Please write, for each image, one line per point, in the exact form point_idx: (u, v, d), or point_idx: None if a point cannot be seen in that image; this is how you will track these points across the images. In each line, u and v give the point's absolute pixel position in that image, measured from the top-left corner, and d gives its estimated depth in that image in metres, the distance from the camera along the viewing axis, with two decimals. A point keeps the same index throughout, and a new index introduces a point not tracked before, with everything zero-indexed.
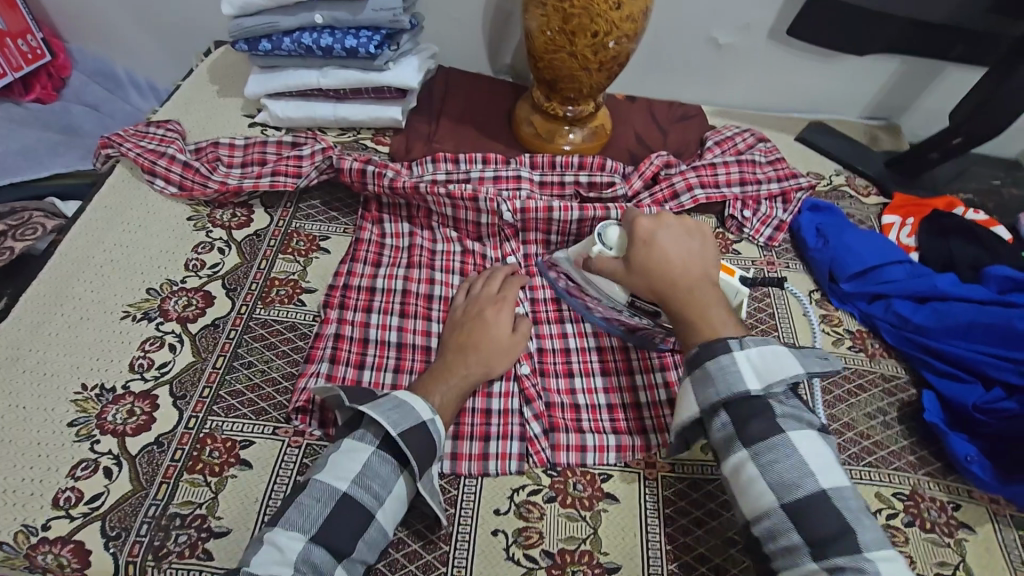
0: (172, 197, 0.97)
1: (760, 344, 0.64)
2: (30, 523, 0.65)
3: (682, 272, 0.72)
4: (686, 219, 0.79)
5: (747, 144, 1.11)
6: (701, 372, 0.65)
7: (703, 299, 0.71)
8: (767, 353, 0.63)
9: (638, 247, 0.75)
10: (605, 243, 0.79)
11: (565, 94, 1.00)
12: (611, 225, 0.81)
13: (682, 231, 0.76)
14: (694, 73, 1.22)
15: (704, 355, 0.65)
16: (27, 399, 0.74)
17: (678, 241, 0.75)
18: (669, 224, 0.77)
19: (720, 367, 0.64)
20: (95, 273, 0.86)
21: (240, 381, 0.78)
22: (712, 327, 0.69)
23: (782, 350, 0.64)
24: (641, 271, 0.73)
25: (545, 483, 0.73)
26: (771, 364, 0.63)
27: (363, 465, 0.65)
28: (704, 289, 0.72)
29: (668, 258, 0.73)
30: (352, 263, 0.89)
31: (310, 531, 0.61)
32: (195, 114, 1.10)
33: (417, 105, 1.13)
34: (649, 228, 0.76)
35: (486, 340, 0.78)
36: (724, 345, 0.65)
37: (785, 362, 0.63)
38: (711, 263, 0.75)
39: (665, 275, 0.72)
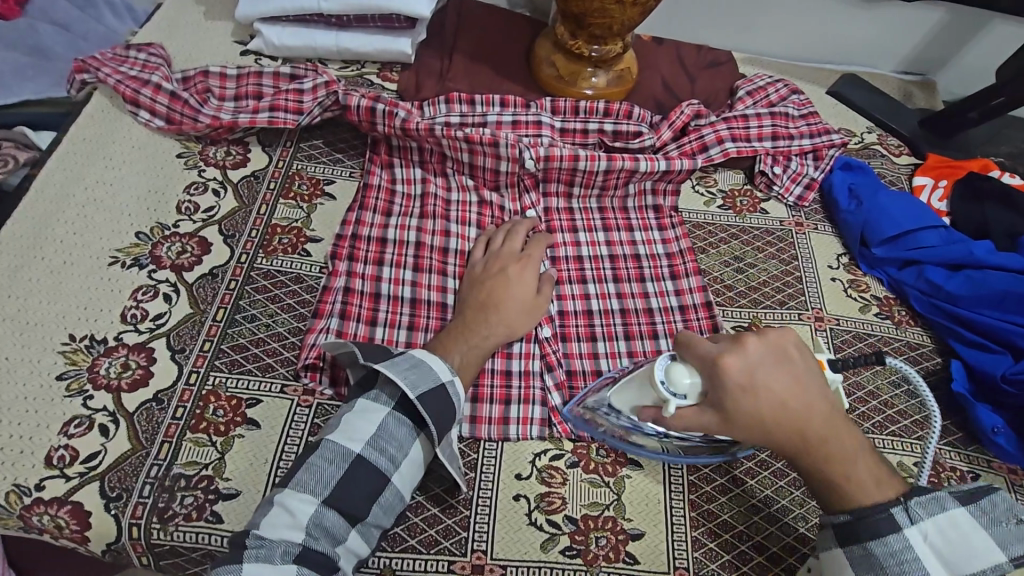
0: (159, 131, 0.88)
1: (930, 509, 0.53)
2: (22, 482, 0.61)
3: (808, 425, 0.55)
4: (772, 332, 0.58)
5: (779, 96, 1.04)
6: (862, 553, 0.53)
7: (841, 454, 0.55)
8: (943, 525, 0.52)
9: (739, 396, 0.55)
10: (674, 390, 0.58)
11: (593, 31, 0.92)
12: (675, 364, 0.58)
13: (778, 357, 0.56)
14: (725, 14, 1.13)
15: (864, 527, 0.53)
16: (9, 350, 0.68)
17: (785, 381, 0.56)
18: (760, 350, 0.56)
19: (889, 552, 0.52)
20: (77, 213, 0.79)
21: (243, 335, 0.73)
22: (862, 487, 0.55)
23: (960, 516, 0.53)
24: (752, 427, 0.55)
25: (567, 448, 0.71)
26: (956, 544, 0.52)
27: (378, 427, 0.61)
28: (839, 437, 0.56)
29: (783, 404, 0.55)
30: (361, 211, 0.82)
31: (323, 493, 0.58)
32: (179, 37, 0.99)
33: (428, 38, 1.03)
34: (744, 368, 0.55)
35: (509, 300, 0.74)
36: (888, 518, 0.53)
37: (970, 538, 0.52)
38: (826, 390, 0.57)
39: (792, 435, 0.55)
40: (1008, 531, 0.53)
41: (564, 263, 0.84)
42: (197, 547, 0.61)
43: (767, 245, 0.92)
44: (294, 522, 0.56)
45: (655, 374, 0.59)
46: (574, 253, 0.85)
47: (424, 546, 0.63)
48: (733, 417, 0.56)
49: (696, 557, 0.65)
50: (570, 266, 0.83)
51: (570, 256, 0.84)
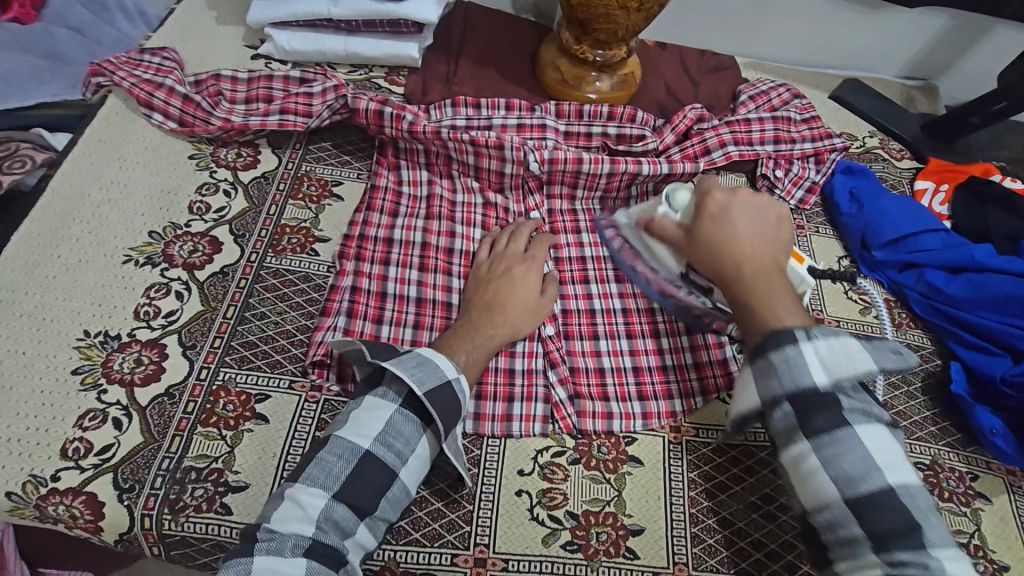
0: (172, 133, 0.90)
1: (827, 334, 0.57)
2: (38, 473, 0.63)
3: (749, 254, 0.65)
4: (764, 200, 0.71)
5: (782, 100, 1.05)
6: (763, 362, 0.58)
7: (768, 286, 0.63)
8: (834, 342, 0.56)
9: (705, 219, 0.70)
10: (671, 206, 0.76)
11: (597, 36, 0.93)
12: (682, 189, 0.77)
13: (756, 208, 0.70)
14: (728, 19, 1.14)
15: (769, 341, 0.58)
16: (26, 345, 0.70)
17: (751, 221, 0.68)
18: (745, 197, 0.70)
19: (785, 360, 0.56)
20: (92, 212, 0.81)
21: (253, 332, 0.75)
22: (779, 317, 0.61)
23: (850, 342, 0.57)
24: (706, 246, 0.68)
25: (569, 445, 0.72)
26: (841, 359, 0.56)
27: (386, 423, 0.63)
28: (772, 278, 0.64)
29: (736, 235, 0.66)
30: (368, 211, 0.84)
31: (332, 487, 0.59)
32: (191, 42, 1.01)
33: (434, 43, 1.05)
34: (722, 202, 0.70)
35: (512, 300, 0.75)
36: (790, 335, 0.57)
37: (855, 355, 0.56)
38: (782, 250, 0.67)
39: (731, 256, 0.65)
40: (886, 356, 0.57)
41: (567, 264, 0.85)
42: (207, 538, 0.62)
43: None
44: (304, 516, 0.58)
45: (664, 195, 0.78)
46: (577, 255, 0.86)
47: (428, 540, 0.64)
48: (694, 238, 0.70)
49: (696, 553, 0.66)
50: (573, 267, 0.85)
51: (573, 257, 0.86)
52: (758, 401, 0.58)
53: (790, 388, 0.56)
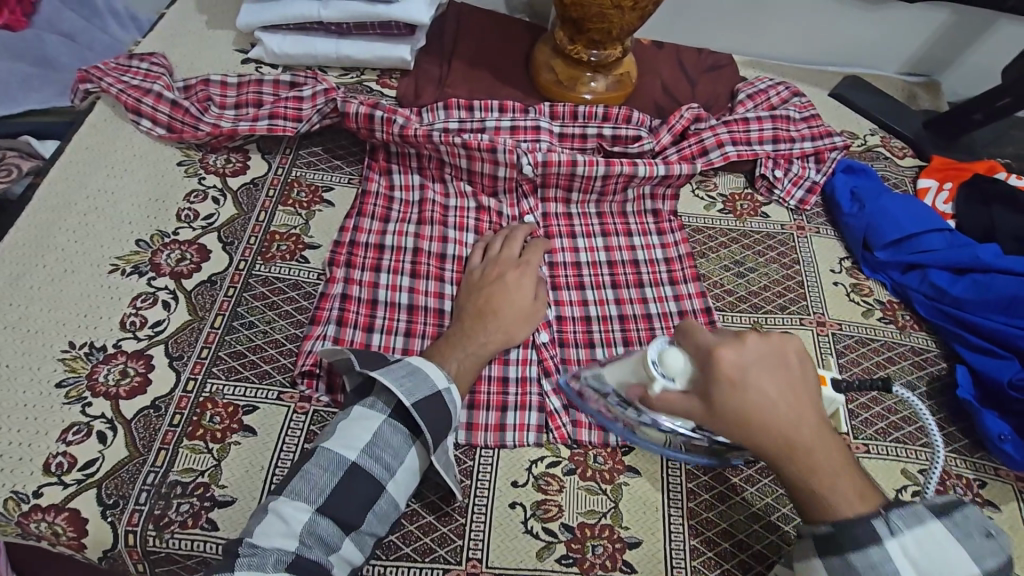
0: (160, 139, 0.89)
1: (909, 521, 0.51)
2: (20, 489, 0.61)
3: (795, 431, 0.52)
4: (776, 335, 0.56)
5: (781, 98, 1.03)
6: (841, 564, 0.51)
7: (829, 464, 0.52)
8: (920, 537, 0.50)
9: (724, 389, 0.53)
10: (665, 372, 0.57)
11: (591, 35, 0.91)
12: (669, 347, 0.58)
13: (774, 360, 0.54)
14: (726, 17, 1.12)
15: (844, 540, 0.51)
16: (10, 357, 0.69)
17: (778, 387, 0.53)
18: (758, 350, 0.54)
19: (869, 564, 0.50)
20: (79, 221, 0.80)
21: (241, 342, 0.73)
22: (842, 500, 0.52)
23: (940, 531, 0.50)
24: (736, 427, 0.53)
25: (564, 455, 0.70)
26: (935, 558, 0.50)
27: (374, 434, 0.61)
28: (824, 450, 0.53)
29: (772, 409, 0.52)
30: (359, 217, 0.83)
31: (317, 501, 0.58)
32: (181, 46, 1.00)
33: (427, 44, 1.03)
34: (737, 362, 0.54)
35: (505, 307, 0.74)
36: (868, 530, 0.50)
37: (947, 550, 0.50)
38: (818, 399, 0.55)
39: (775, 439, 0.52)
40: (981, 543, 0.51)
41: (562, 269, 0.83)
42: (192, 554, 0.61)
43: (767, 249, 0.91)
44: (286, 530, 0.56)
45: (648, 357, 0.59)
46: (572, 259, 0.84)
47: (419, 554, 0.63)
48: (719, 413, 0.53)
49: (695, 566, 0.65)
50: (568, 272, 0.83)
51: (568, 262, 0.84)
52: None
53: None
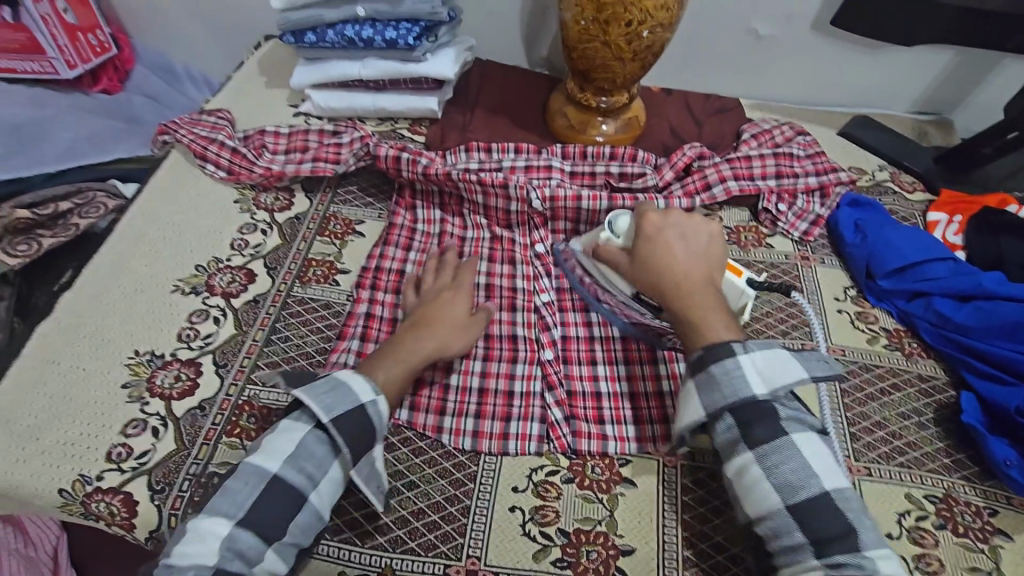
0: (221, 181, 1.02)
1: (759, 344, 0.66)
2: (86, 473, 0.71)
3: (686, 274, 0.73)
4: (702, 225, 0.79)
5: (785, 137, 1.09)
6: (706, 377, 0.65)
7: (705, 304, 0.70)
8: (767, 355, 0.65)
9: (643, 239, 0.77)
10: (614, 231, 0.83)
11: (599, 84, 1.00)
12: (622, 215, 0.84)
13: (687, 230, 0.78)
14: (732, 65, 1.19)
15: (708, 357, 0.65)
16: (87, 361, 0.80)
17: (681, 244, 0.76)
18: (678, 224, 0.78)
19: (725, 373, 0.64)
20: (150, 249, 0.93)
21: (276, 353, 0.83)
22: (714, 331, 0.68)
23: (782, 353, 0.65)
24: (643, 266, 0.75)
25: (563, 464, 0.75)
26: (775, 369, 0.64)
27: (296, 447, 0.64)
28: (704, 294, 0.71)
29: (672, 255, 0.74)
30: (385, 246, 0.93)
31: (236, 515, 0.60)
32: (244, 103, 1.16)
33: (454, 96, 1.16)
34: (658, 225, 0.78)
35: (440, 323, 0.79)
36: (728, 349, 0.65)
37: (788, 366, 0.64)
38: (715, 269, 0.75)
39: (669, 276, 0.73)
40: (814, 365, 0.66)
41: (568, 294, 0.90)
42: None
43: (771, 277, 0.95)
44: (201, 546, 0.58)
45: (607, 223, 0.84)
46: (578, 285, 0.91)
47: (423, 550, 0.68)
48: (635, 257, 0.77)
49: None
50: (574, 297, 0.90)
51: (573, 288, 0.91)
52: (704, 415, 0.65)
53: (732, 402, 0.63)
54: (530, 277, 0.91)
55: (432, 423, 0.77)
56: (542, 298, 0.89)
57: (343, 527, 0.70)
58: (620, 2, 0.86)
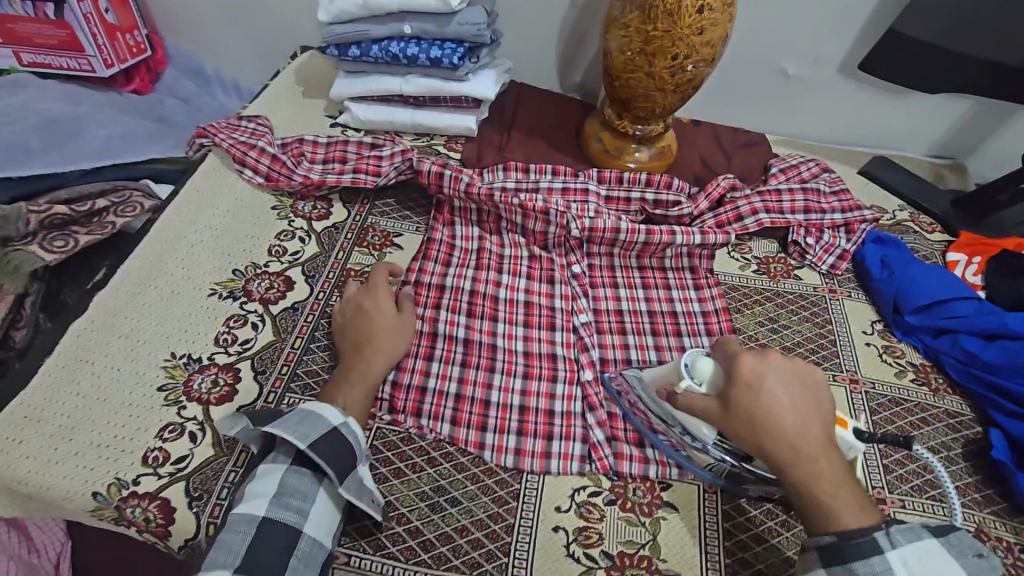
0: (259, 187, 1.02)
1: (908, 537, 0.58)
2: (121, 477, 0.69)
3: (800, 439, 0.64)
4: (801, 363, 0.70)
5: (811, 173, 1.12)
6: (846, 573, 0.58)
7: (829, 477, 0.62)
8: (919, 551, 0.58)
9: (742, 391, 0.67)
10: (693, 377, 0.71)
11: (637, 113, 1.02)
12: (700, 356, 0.72)
13: (791, 376, 0.68)
14: (759, 101, 1.23)
15: (848, 549, 0.58)
16: (121, 361, 0.79)
17: (789, 397, 0.66)
18: (777, 366, 0.68)
19: (873, 574, 0.57)
20: (187, 251, 0.92)
21: (315, 362, 0.82)
22: (842, 512, 0.61)
23: (933, 547, 0.58)
24: (747, 425, 0.65)
25: (605, 486, 0.75)
26: (932, 572, 0.57)
27: (280, 486, 0.66)
28: (823, 465, 0.63)
29: (781, 414, 0.65)
30: (423, 260, 0.93)
31: (233, 563, 0.60)
32: (281, 110, 1.17)
33: (490, 116, 1.18)
34: (757, 370, 0.67)
35: (372, 330, 0.81)
36: (872, 541, 0.58)
37: (945, 567, 0.57)
38: (827, 419, 0.66)
39: (783, 444, 0.64)
40: (970, 561, 0.59)
41: (605, 316, 0.91)
42: None
43: (801, 308, 0.97)
44: None
45: (682, 365, 0.72)
46: (614, 308, 0.93)
47: (467, 568, 0.67)
48: (731, 411, 0.66)
49: None
50: (611, 319, 0.91)
51: (610, 310, 0.92)
52: None
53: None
54: (569, 297, 0.92)
55: (474, 439, 0.77)
56: (580, 318, 0.90)
57: (386, 542, 0.69)
58: (668, 36, 0.88)
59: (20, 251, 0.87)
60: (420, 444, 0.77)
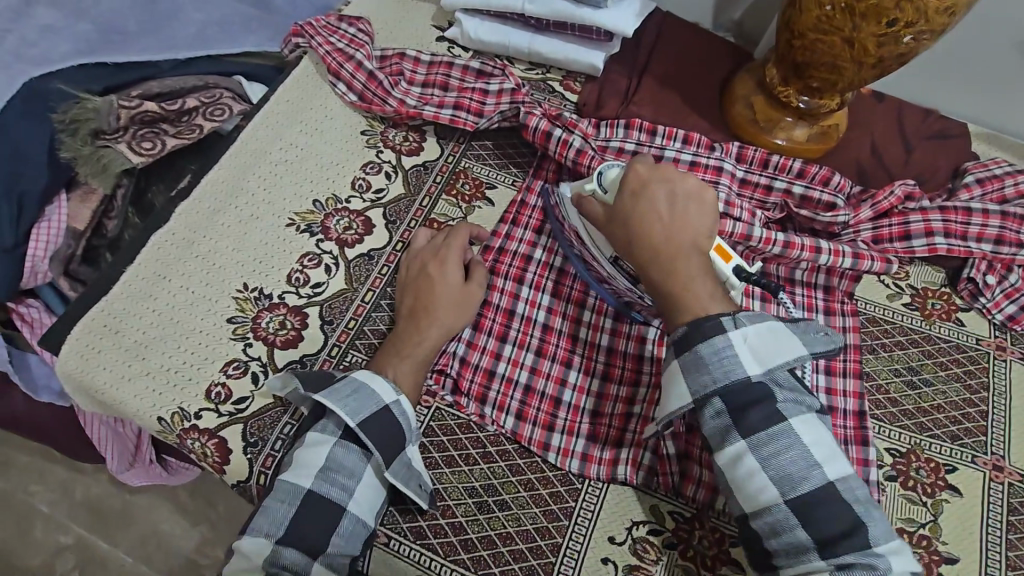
0: (351, 105, 0.92)
1: (753, 318, 0.60)
2: (186, 407, 0.70)
3: (665, 240, 0.64)
4: (694, 181, 0.68)
5: (1019, 191, 0.87)
6: (692, 356, 0.60)
7: (691, 272, 0.63)
8: (760, 330, 0.60)
9: (625, 197, 0.67)
10: (601, 184, 0.71)
11: (810, 82, 0.81)
12: (614, 166, 0.72)
13: (680, 193, 0.67)
14: (974, 80, 0.95)
15: (694, 337, 0.60)
16: (195, 284, 0.77)
17: (666, 205, 0.66)
18: (672, 180, 0.68)
19: (713, 351, 0.59)
20: (270, 170, 0.86)
21: (384, 322, 0.77)
22: (698, 300, 0.62)
23: (775, 327, 0.60)
24: (620, 225, 0.67)
25: (668, 526, 0.68)
26: (767, 345, 0.59)
27: (328, 460, 0.63)
28: (688, 262, 0.64)
29: (652, 213, 0.66)
30: (512, 225, 0.82)
31: (276, 534, 0.59)
32: (384, 14, 1.03)
33: (620, 53, 0.98)
34: (643, 178, 0.68)
35: (434, 298, 0.73)
36: (716, 323, 0.60)
37: (781, 341, 0.59)
38: (704, 237, 0.65)
39: (650, 248, 0.65)
40: (810, 339, 0.62)
41: None
42: None
43: (952, 364, 0.79)
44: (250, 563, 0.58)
45: (596, 171, 0.72)
46: None
47: None
48: (613, 213, 0.68)
49: None
50: None
51: None
52: (690, 402, 0.60)
53: (720, 385, 0.58)
54: None
55: (537, 440, 0.71)
56: None
57: (427, 532, 0.66)
58: None
59: (110, 149, 0.85)
60: (478, 435, 0.72)
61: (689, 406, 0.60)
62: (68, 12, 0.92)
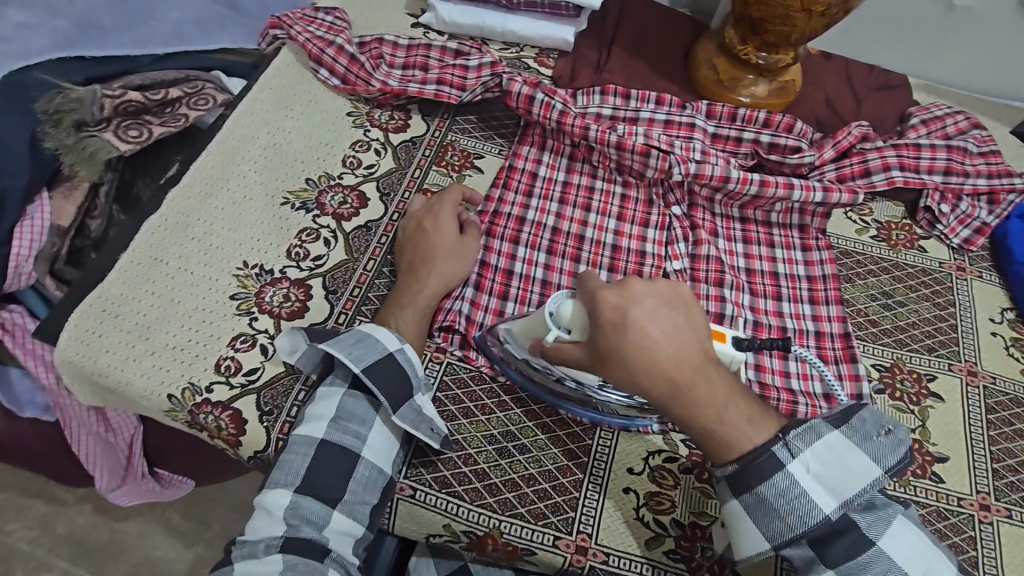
0: (334, 90, 0.94)
1: (807, 440, 0.58)
2: (196, 382, 0.69)
3: (677, 373, 0.58)
4: (660, 283, 0.63)
5: (958, 128, 0.96)
6: (755, 500, 0.58)
7: (722, 398, 0.59)
8: (818, 452, 0.58)
9: (606, 331, 0.60)
10: (560, 325, 0.64)
11: (766, 37, 0.88)
12: (563, 299, 0.65)
13: (662, 309, 0.61)
14: (910, 33, 1.04)
15: (751, 477, 0.58)
16: (193, 265, 0.77)
17: (660, 328, 0.60)
18: (643, 297, 0.61)
19: (776, 491, 0.57)
20: (258, 154, 0.87)
21: (387, 287, 0.78)
22: (736, 426, 0.59)
23: (833, 441, 0.58)
24: (624, 367, 0.59)
25: (682, 453, 0.71)
26: (835, 469, 0.57)
27: (338, 408, 0.65)
28: (709, 378, 0.59)
29: (652, 346, 0.59)
30: (504, 189, 0.85)
31: (294, 483, 0.62)
32: (359, 5, 1.06)
33: (589, 29, 1.04)
34: (618, 306, 0.60)
35: (434, 254, 0.76)
36: (770, 456, 0.58)
37: (847, 460, 0.58)
38: (705, 341, 0.61)
39: (668, 384, 0.58)
40: (877, 443, 0.59)
41: (704, 264, 0.82)
42: None
43: (920, 285, 0.86)
44: (271, 517, 0.61)
45: (546, 314, 0.65)
46: (715, 256, 0.82)
47: (533, 517, 0.66)
48: (605, 353, 0.60)
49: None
50: (710, 268, 0.82)
51: (710, 258, 0.82)
52: (769, 546, 0.58)
53: (799, 526, 0.57)
54: (664, 242, 0.84)
55: None
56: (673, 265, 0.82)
57: (451, 480, 0.67)
58: None
59: (96, 138, 0.85)
60: (491, 386, 0.73)
61: (768, 552, 0.58)
62: (40, 11, 0.92)
